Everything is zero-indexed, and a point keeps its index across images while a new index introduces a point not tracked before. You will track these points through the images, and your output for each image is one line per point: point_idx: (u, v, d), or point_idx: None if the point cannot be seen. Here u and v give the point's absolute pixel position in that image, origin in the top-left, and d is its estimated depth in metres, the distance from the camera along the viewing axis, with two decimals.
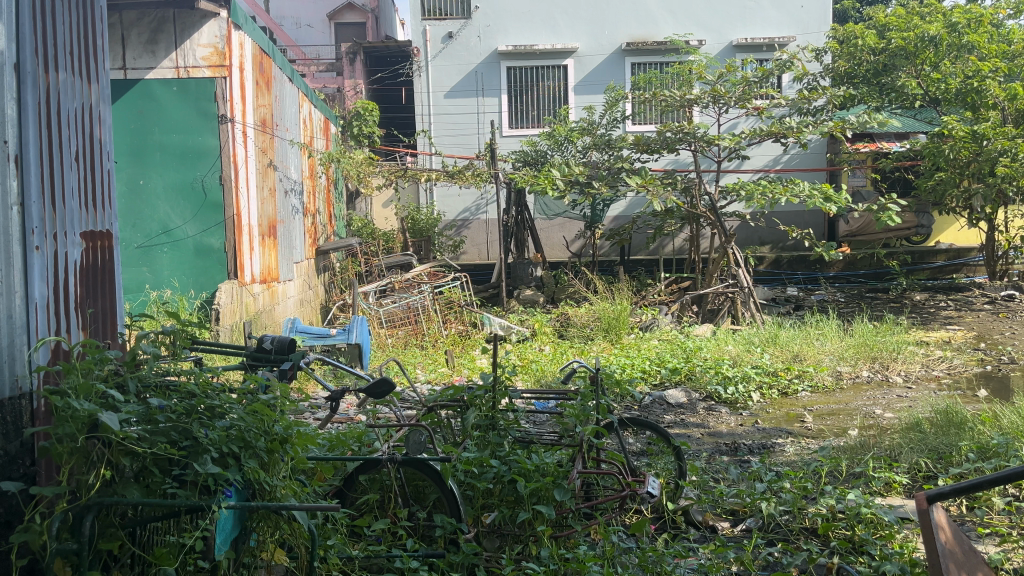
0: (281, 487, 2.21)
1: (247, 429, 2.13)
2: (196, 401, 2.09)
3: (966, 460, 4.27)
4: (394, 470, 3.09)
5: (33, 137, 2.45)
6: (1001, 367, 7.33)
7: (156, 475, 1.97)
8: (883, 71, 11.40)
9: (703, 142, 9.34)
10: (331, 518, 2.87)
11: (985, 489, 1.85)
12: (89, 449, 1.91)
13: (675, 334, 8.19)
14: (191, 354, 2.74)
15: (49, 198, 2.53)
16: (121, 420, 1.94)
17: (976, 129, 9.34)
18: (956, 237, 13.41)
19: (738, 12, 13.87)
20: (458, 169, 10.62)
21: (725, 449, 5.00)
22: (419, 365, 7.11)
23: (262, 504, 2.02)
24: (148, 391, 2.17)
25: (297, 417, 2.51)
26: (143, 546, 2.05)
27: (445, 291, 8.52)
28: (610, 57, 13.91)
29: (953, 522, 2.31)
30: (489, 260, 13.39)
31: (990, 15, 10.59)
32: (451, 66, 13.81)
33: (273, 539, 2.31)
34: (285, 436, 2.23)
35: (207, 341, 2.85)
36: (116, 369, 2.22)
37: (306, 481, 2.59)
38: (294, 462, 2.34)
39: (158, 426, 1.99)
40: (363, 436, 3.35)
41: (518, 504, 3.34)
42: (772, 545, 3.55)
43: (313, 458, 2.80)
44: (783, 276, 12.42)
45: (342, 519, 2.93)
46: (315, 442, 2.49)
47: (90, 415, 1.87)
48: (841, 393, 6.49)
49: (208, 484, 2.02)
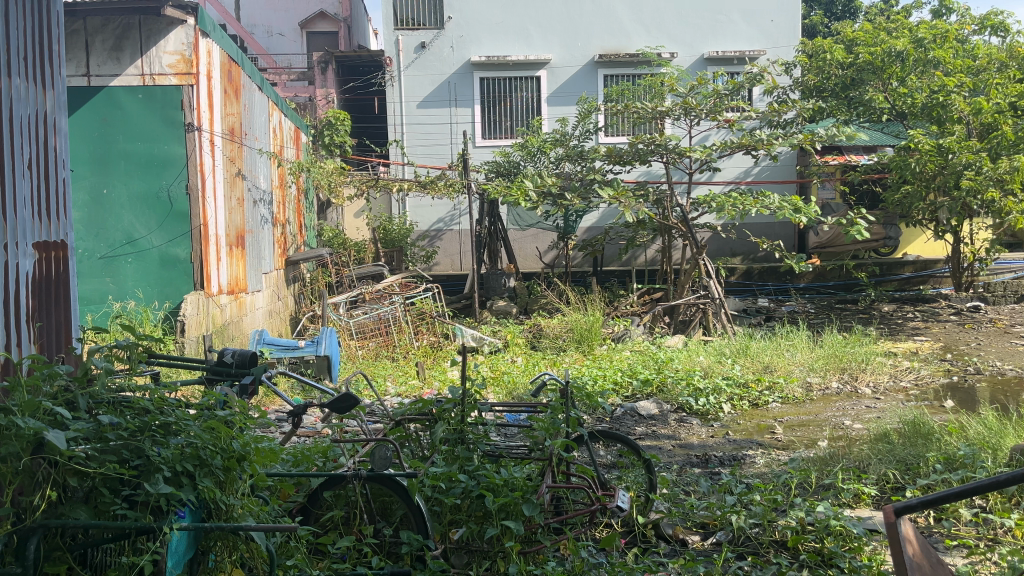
0: (238, 506, 2.15)
1: (203, 447, 2.08)
2: (149, 418, 2.04)
3: (933, 471, 4.29)
4: (359, 486, 3.02)
5: None
6: (967, 377, 7.42)
7: (106, 495, 1.90)
8: (851, 86, 11.56)
9: (674, 154, 9.39)
10: (295, 535, 2.80)
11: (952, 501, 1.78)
12: (35, 469, 1.84)
13: (647, 346, 8.20)
14: (148, 368, 2.66)
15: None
16: (69, 438, 1.88)
17: (941, 143, 9.48)
18: (923, 249, 13.61)
19: (709, 26, 14.01)
20: (430, 179, 10.59)
21: (696, 461, 4.99)
22: (389, 377, 7.04)
23: (216, 525, 1.94)
24: (100, 407, 2.09)
25: (257, 433, 2.45)
26: (93, 568, 2.00)
27: (416, 301, 8.43)
28: (582, 69, 13.97)
29: (921, 536, 2.30)
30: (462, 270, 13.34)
31: (955, 31, 10.78)
32: (424, 76, 13.78)
33: (231, 559, 2.24)
34: (242, 454, 2.19)
35: (165, 354, 2.77)
36: (66, 384, 2.14)
37: (268, 498, 2.53)
38: (253, 479, 2.28)
39: (108, 444, 1.94)
40: (328, 452, 3.28)
41: (486, 520, 3.29)
42: (741, 559, 3.54)
43: (273, 475, 2.73)
44: (754, 288, 12.50)
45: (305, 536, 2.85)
46: (275, 458, 2.44)
47: (35, 433, 1.80)
48: (811, 404, 6.51)
49: (160, 505, 1.96)
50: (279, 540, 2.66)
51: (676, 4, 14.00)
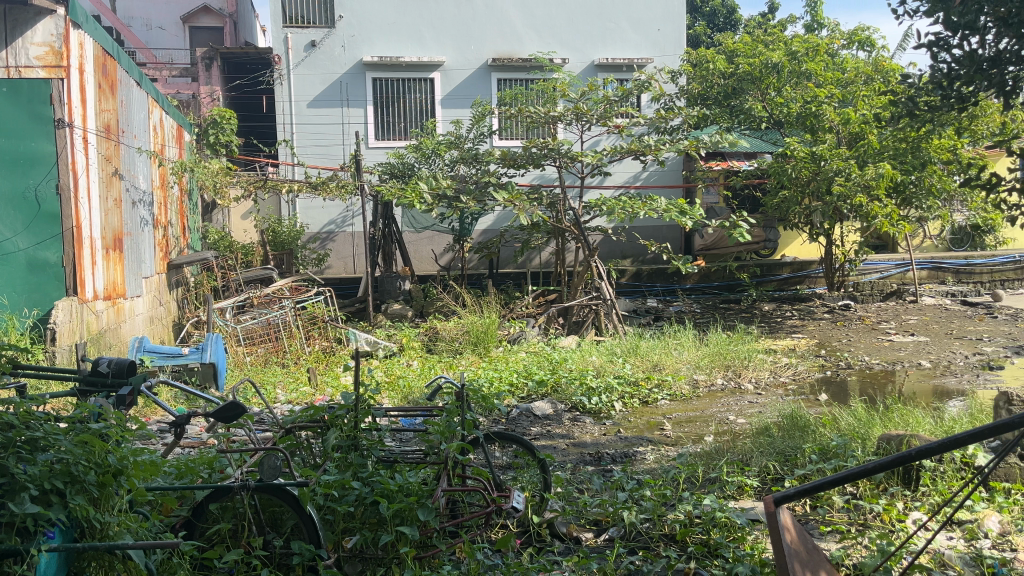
0: (114, 524, 2.04)
1: (74, 463, 1.96)
2: (13, 434, 1.90)
3: (809, 462, 4.53)
4: (248, 497, 2.92)
5: None
6: (839, 372, 7.88)
7: None
8: (732, 94, 12.00)
9: (566, 158, 9.55)
10: (177, 551, 2.68)
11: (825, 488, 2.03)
12: None
13: (541, 347, 8.30)
14: (13, 380, 2.49)
15: None
16: None
17: (815, 150, 10.04)
18: (799, 251, 14.38)
19: (599, 33, 14.32)
20: (321, 180, 10.37)
21: (589, 459, 5.08)
22: (280, 383, 6.85)
23: (88, 545, 1.83)
24: None
25: (136, 446, 2.34)
26: None
27: (307, 306, 8.25)
28: (476, 73, 14.01)
29: (798, 525, 2.54)
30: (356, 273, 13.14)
31: (826, 45, 11.45)
32: (314, 76, 13.50)
33: None
34: (119, 468, 2.08)
35: (33, 365, 2.59)
36: None
37: (147, 514, 2.42)
38: (132, 495, 2.16)
39: None
40: (214, 462, 3.15)
41: (381, 526, 3.25)
42: (632, 553, 3.63)
43: (153, 489, 2.60)
44: (644, 289, 12.85)
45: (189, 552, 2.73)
46: (155, 472, 2.33)
47: None
48: (697, 401, 6.75)
49: (26, 526, 1.82)
50: (160, 557, 2.54)
51: (567, 10, 14.24)
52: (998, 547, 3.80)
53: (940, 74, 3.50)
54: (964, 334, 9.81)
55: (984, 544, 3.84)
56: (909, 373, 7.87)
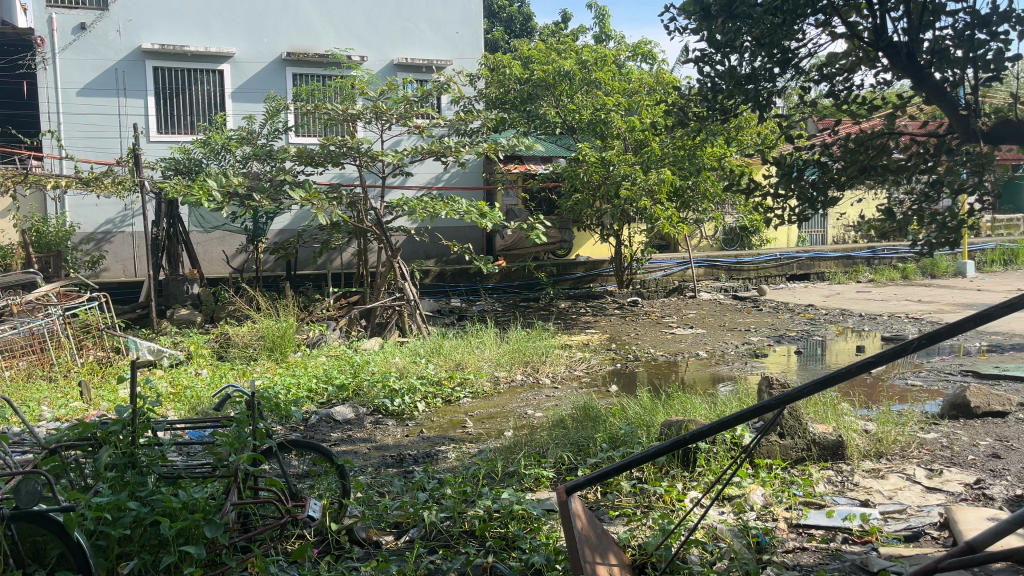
0: None
1: None
2: None
3: (600, 450, 4.78)
4: (2, 528, 2.61)
5: None
6: (628, 364, 8.39)
7: None
8: (527, 100, 12.42)
9: (366, 157, 9.41)
10: None
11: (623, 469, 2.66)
12: None
13: (342, 350, 8.12)
14: None
15: None
16: None
17: (604, 156, 10.64)
18: (592, 250, 15.17)
19: (398, 33, 14.27)
20: (95, 175, 9.50)
21: (390, 462, 5.05)
22: (46, 400, 6.19)
23: None
24: None
25: None
26: None
27: (79, 313, 7.53)
28: (269, 67, 13.48)
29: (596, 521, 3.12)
30: (138, 277, 12.18)
31: (613, 56, 12.16)
32: (85, 61, 12.35)
33: None
34: None
35: None
36: None
37: None
38: None
39: None
40: None
41: (163, 548, 3.03)
42: (432, 552, 3.64)
43: None
44: (447, 288, 12.94)
45: None
46: None
47: None
48: (498, 397, 6.91)
49: None
50: None
51: (365, 7, 14.06)
52: (762, 518, 4.24)
53: (707, 87, 3.81)
54: (735, 326, 10.80)
55: (750, 515, 4.27)
56: (689, 362, 8.54)
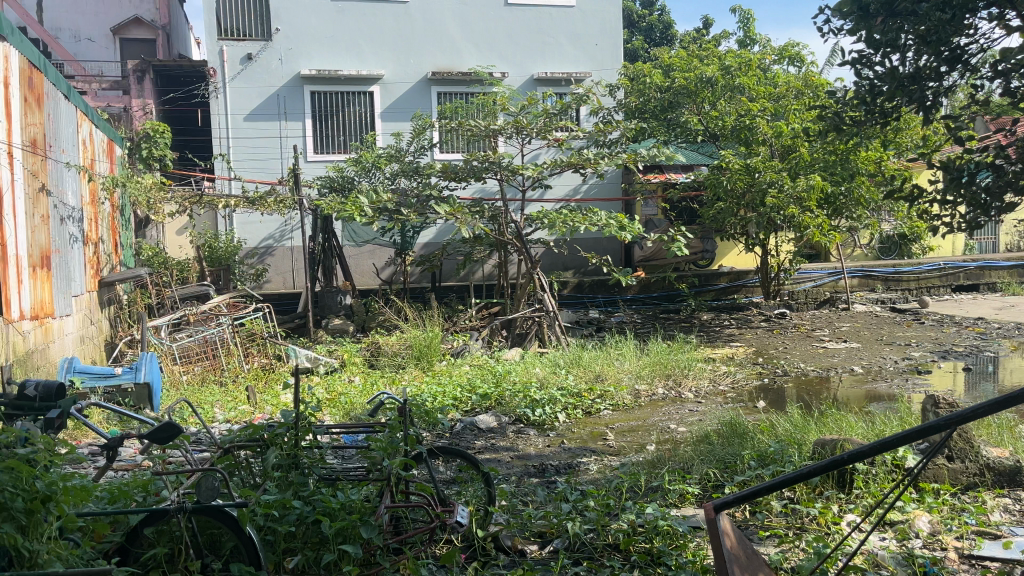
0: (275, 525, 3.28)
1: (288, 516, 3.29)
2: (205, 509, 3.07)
3: (749, 467, 4.87)
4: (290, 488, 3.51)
5: None
6: (776, 379, 8.68)
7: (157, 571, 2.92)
8: (668, 108, 13.00)
9: (507, 171, 10.35)
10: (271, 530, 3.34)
11: (769, 490, 2.37)
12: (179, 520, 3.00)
13: (484, 360, 9.07)
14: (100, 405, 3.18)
15: None
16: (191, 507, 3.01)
17: (749, 163, 11.08)
18: (736, 260, 16.04)
19: (539, 47, 15.84)
20: (260, 196, 11.57)
21: (533, 471, 5.51)
22: (218, 403, 7.47)
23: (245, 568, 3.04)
24: (261, 507, 3.27)
25: (303, 492, 3.48)
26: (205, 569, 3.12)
27: (245, 322, 9.00)
28: (416, 86, 15.35)
29: (735, 530, 2.73)
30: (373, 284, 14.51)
31: (759, 61, 12.60)
32: (287, 89, 14.75)
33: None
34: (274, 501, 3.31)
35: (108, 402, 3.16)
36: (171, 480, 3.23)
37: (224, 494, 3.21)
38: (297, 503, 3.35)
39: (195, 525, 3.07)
40: (228, 459, 3.56)
41: (322, 545, 3.38)
42: (577, 564, 3.85)
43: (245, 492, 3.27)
44: (586, 300, 13.96)
45: (164, 544, 3.09)
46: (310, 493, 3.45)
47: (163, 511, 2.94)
48: (639, 410, 7.43)
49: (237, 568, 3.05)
50: (272, 525, 3.30)
51: (505, 27, 15.71)
52: (928, 546, 3.99)
53: (865, 90, 3.64)
54: (894, 340, 10.73)
55: (915, 543, 4.02)
56: (841, 378, 8.68)
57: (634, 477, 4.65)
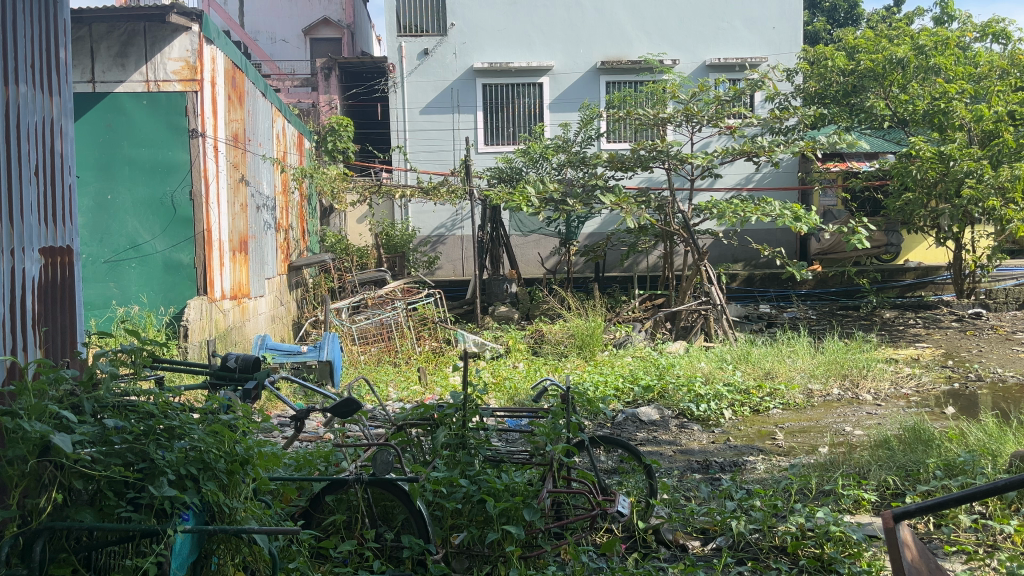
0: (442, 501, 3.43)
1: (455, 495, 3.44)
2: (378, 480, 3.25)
3: (933, 477, 4.53)
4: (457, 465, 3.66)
5: (27, 162, 3.53)
6: (969, 385, 7.97)
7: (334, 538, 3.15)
8: (853, 92, 12.25)
9: (675, 160, 10.09)
10: (438, 506, 3.50)
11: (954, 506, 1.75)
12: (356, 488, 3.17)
13: (648, 352, 8.98)
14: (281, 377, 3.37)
15: (45, 214, 3.64)
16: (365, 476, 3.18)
17: (943, 151, 10.16)
18: (925, 255, 14.84)
19: (711, 33, 15.38)
20: (433, 187, 12.03)
21: (696, 467, 5.41)
22: (391, 382, 7.89)
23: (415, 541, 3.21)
24: (429, 484, 3.42)
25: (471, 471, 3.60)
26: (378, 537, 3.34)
27: (418, 307, 9.41)
28: (584, 76, 15.36)
29: (920, 541, 2.14)
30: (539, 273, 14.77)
31: (957, 39, 11.57)
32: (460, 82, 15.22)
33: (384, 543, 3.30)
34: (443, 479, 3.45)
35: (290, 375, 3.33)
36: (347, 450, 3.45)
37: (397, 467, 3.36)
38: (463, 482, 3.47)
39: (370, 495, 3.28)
40: (399, 437, 3.76)
41: (487, 524, 3.48)
42: (742, 563, 3.76)
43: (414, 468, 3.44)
44: (756, 294, 13.60)
45: (341, 511, 3.32)
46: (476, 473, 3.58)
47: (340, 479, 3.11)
48: (811, 410, 7.09)
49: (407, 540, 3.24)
50: (441, 503, 3.46)
51: (677, 12, 15.39)
52: None
53: None
54: None
55: None
56: None
57: (804, 479, 4.44)
